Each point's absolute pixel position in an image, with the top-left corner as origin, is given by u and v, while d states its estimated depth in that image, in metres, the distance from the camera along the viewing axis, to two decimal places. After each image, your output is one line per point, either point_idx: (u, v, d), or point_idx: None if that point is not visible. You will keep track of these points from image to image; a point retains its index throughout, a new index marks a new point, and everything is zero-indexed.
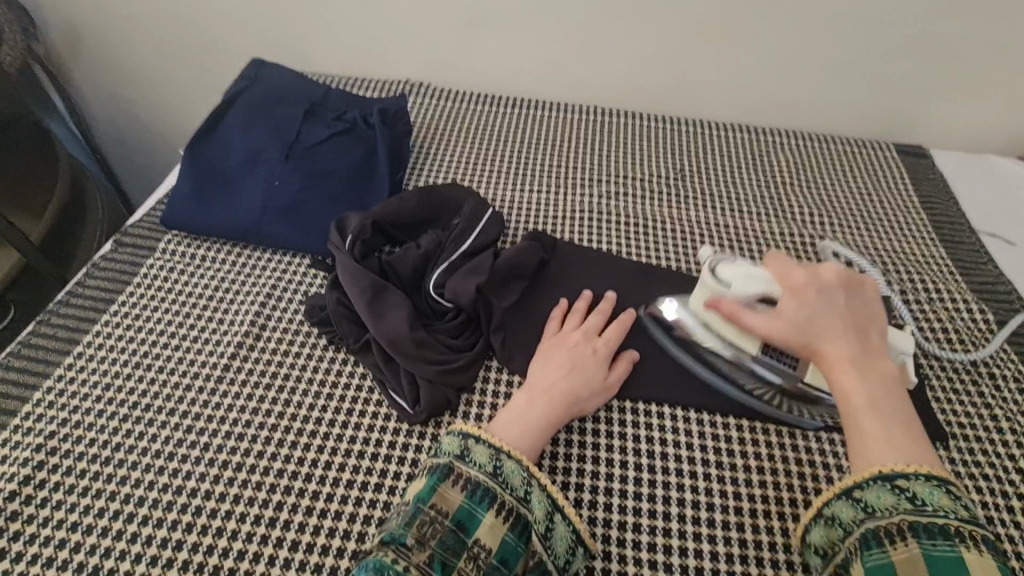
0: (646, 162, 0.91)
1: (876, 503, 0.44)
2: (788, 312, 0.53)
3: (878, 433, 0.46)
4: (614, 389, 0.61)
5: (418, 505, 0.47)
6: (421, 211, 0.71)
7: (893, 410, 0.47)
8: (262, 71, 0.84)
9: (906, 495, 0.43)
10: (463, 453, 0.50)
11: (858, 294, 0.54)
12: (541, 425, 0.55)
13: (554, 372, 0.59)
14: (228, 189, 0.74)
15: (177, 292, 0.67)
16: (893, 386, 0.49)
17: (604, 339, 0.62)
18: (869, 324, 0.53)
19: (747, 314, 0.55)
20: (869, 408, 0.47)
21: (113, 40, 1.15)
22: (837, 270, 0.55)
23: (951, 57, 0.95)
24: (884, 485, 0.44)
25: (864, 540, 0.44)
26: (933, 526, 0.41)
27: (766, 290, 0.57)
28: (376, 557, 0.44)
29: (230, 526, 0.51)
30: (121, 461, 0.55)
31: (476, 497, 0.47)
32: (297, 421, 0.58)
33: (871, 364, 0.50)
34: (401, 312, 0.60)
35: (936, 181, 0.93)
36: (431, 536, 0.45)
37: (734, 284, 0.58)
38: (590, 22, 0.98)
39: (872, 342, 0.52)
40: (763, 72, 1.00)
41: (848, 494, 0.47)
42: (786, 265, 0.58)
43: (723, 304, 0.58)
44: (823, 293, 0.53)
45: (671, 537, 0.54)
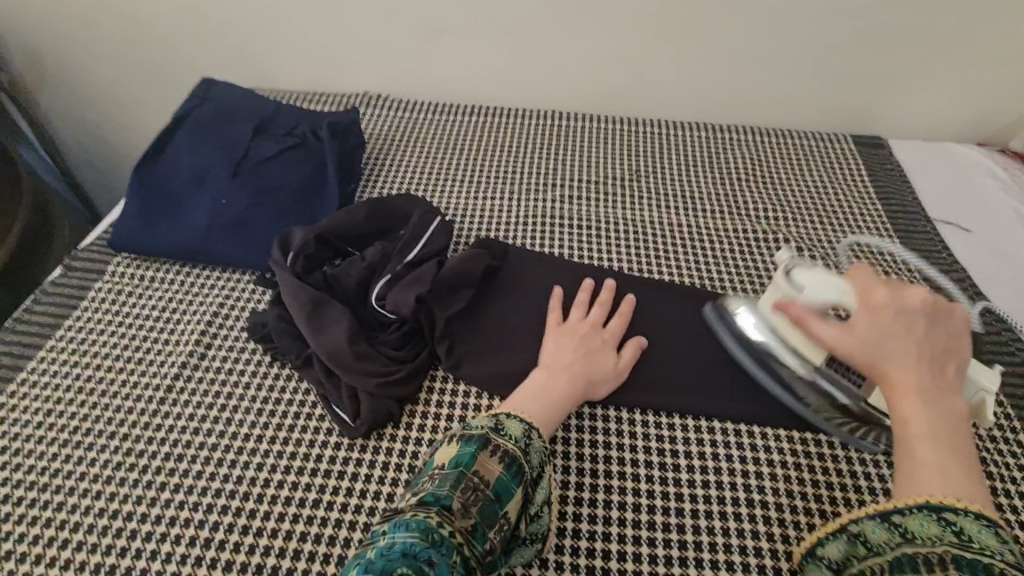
0: (606, 164, 0.91)
1: (919, 531, 0.42)
2: (861, 327, 0.53)
3: (931, 460, 0.44)
4: (623, 376, 0.62)
5: (461, 470, 0.47)
6: (368, 223, 0.71)
7: (955, 445, 0.45)
8: (212, 89, 0.84)
9: (954, 529, 0.40)
10: (496, 427, 0.51)
11: (945, 324, 0.53)
12: (560, 404, 0.56)
13: (569, 355, 0.60)
14: (176, 208, 0.74)
15: (124, 314, 0.67)
16: (959, 421, 0.47)
17: (608, 328, 0.64)
18: (949, 356, 0.51)
19: (817, 322, 0.56)
20: (926, 435, 0.46)
21: (74, 65, 1.16)
22: (924, 296, 0.54)
23: (901, 48, 0.95)
24: (930, 514, 0.42)
25: (896, 562, 0.41)
26: (975, 560, 0.38)
27: (839, 299, 0.57)
28: (417, 517, 0.43)
29: (165, 549, 0.51)
30: (58, 487, 0.54)
31: (512, 470, 0.48)
32: (238, 439, 0.57)
33: (939, 396, 0.48)
34: (343, 325, 0.60)
35: (893, 172, 0.92)
36: (473, 502, 0.45)
37: (808, 289, 0.59)
38: (544, 27, 0.98)
39: (946, 375, 0.50)
40: (717, 70, 1.01)
41: (887, 518, 0.44)
42: (868, 280, 0.57)
43: (791, 308, 0.59)
44: (903, 316, 0.53)
45: (611, 541, 0.54)
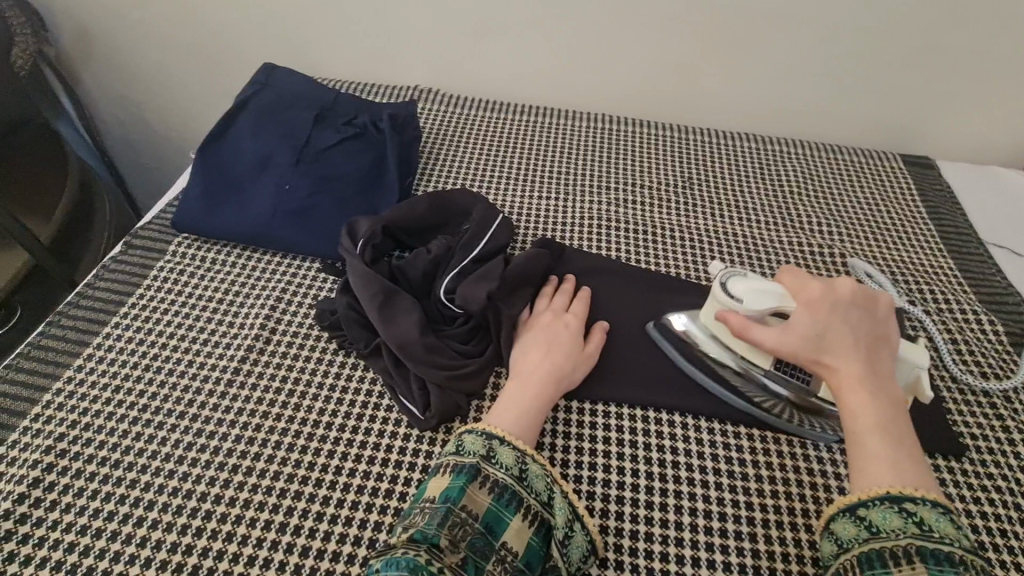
0: (656, 170, 0.92)
1: (883, 524, 0.46)
2: (804, 325, 0.54)
3: (882, 454, 0.48)
4: (592, 361, 0.63)
5: (449, 506, 0.48)
6: (431, 216, 0.71)
7: (897, 432, 0.50)
8: (273, 75, 0.84)
9: (914, 521, 0.45)
10: (488, 454, 0.51)
11: (872, 311, 0.56)
12: (528, 406, 0.56)
13: (535, 355, 0.60)
14: (239, 192, 0.74)
15: (188, 295, 0.67)
16: (897, 407, 0.51)
17: (573, 313, 0.65)
18: (881, 344, 0.54)
19: (759, 330, 0.56)
20: (874, 429, 0.50)
21: (120, 44, 1.15)
22: (853, 287, 0.56)
23: (959, 69, 0.95)
24: (892, 507, 0.46)
25: (865, 557, 0.46)
26: (939, 552, 0.44)
27: (780, 305, 0.56)
28: (407, 555, 0.44)
29: (241, 531, 0.51)
30: (130, 464, 0.54)
31: (503, 500, 0.49)
32: (307, 425, 0.58)
33: (878, 387, 0.52)
34: (413, 317, 0.60)
35: (943, 192, 0.93)
36: (462, 538, 0.47)
37: (748, 300, 0.57)
38: (600, 29, 0.98)
39: (880, 363, 0.53)
40: (770, 82, 1.01)
41: (853, 512, 0.48)
42: (799, 280, 0.58)
43: (731, 319, 0.57)
44: (837, 309, 0.55)
45: (683, 546, 0.54)
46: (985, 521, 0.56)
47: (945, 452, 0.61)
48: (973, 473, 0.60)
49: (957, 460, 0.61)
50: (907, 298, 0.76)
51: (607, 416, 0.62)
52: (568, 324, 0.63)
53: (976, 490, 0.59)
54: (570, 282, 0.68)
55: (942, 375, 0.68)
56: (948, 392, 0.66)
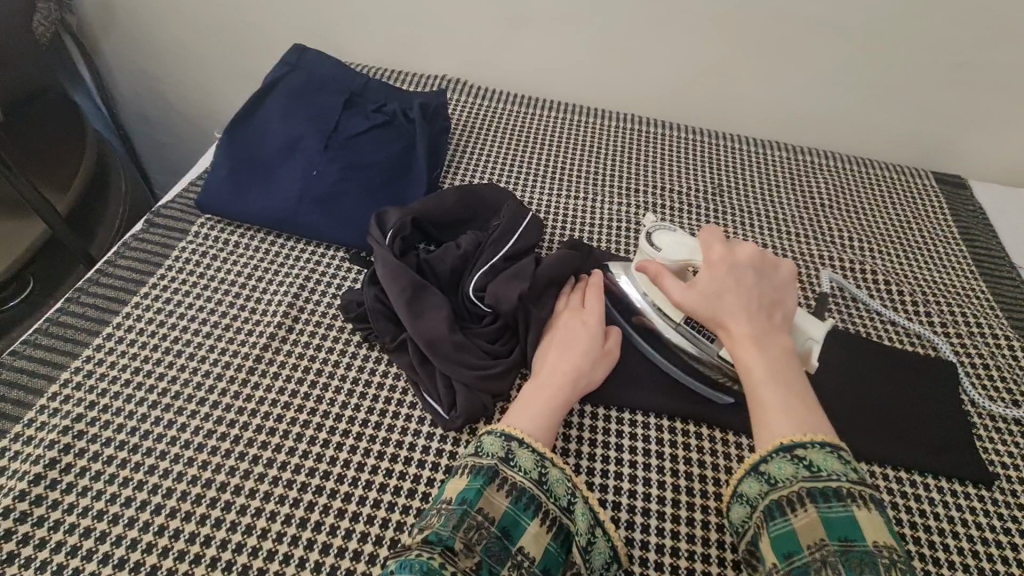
0: (684, 173, 0.90)
1: (779, 475, 0.46)
2: (701, 286, 0.55)
3: (776, 405, 0.49)
4: (613, 356, 0.61)
5: (465, 508, 0.46)
6: (460, 211, 0.69)
7: (790, 385, 0.51)
8: (302, 57, 0.82)
9: (804, 465, 0.46)
10: (507, 456, 0.49)
11: (769, 274, 0.57)
12: (539, 405, 0.54)
13: (552, 357, 0.58)
14: (265, 175, 0.73)
15: (210, 278, 0.66)
16: (790, 360, 0.52)
17: (589, 309, 0.62)
18: (775, 305, 0.55)
19: (669, 280, 0.57)
20: (766, 381, 0.50)
21: (142, 16, 1.13)
22: (752, 251, 0.57)
23: (1000, 87, 0.93)
24: (787, 457, 0.47)
25: (768, 510, 0.46)
26: (826, 489, 0.44)
27: (688, 258, 0.59)
28: (420, 558, 0.42)
29: (260, 524, 0.50)
30: (148, 450, 0.53)
31: (521, 504, 0.47)
32: (329, 418, 0.56)
33: (770, 340, 0.53)
34: (442, 314, 0.59)
35: (975, 213, 0.91)
36: (477, 542, 0.44)
37: (664, 249, 0.60)
38: (637, 29, 0.96)
39: (774, 321, 0.54)
40: (805, 90, 0.98)
41: (754, 469, 0.48)
42: (713, 237, 0.58)
43: (649, 265, 0.59)
44: (736, 269, 0.55)
45: (709, 563, 0.52)
46: (1015, 553, 0.55)
47: (975, 480, 0.60)
48: (1003, 502, 0.59)
49: (987, 488, 0.60)
50: (937, 320, 0.74)
51: (633, 424, 0.61)
52: (585, 320, 0.61)
53: (1006, 520, 0.58)
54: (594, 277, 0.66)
55: (976, 408, 0.66)
56: (982, 425, 0.65)
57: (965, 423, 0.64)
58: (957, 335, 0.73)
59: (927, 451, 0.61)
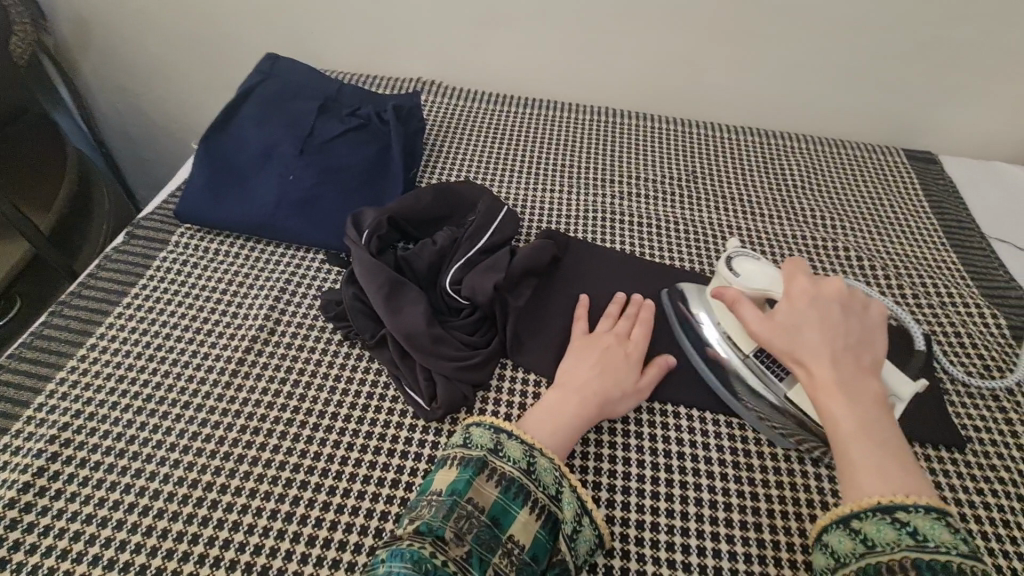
0: (659, 163, 0.91)
1: (878, 539, 0.44)
2: (780, 317, 0.54)
3: (870, 463, 0.47)
4: (644, 394, 0.60)
5: (455, 498, 0.47)
6: (436, 208, 0.71)
7: (879, 434, 0.48)
8: (276, 65, 0.83)
9: (909, 531, 0.43)
10: (496, 447, 0.50)
11: (857, 311, 0.54)
12: (571, 429, 0.55)
13: (585, 372, 0.59)
14: (243, 183, 0.74)
15: (191, 285, 0.67)
16: (879, 407, 0.50)
17: (635, 342, 0.62)
18: (864, 346, 0.53)
19: (746, 308, 0.56)
20: (859, 436, 0.48)
21: (120, 35, 1.14)
22: (839, 286, 0.54)
23: (963, 61, 0.95)
24: (885, 519, 0.44)
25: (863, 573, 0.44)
26: (935, 563, 0.41)
27: (768, 289, 0.58)
28: (411, 547, 0.43)
29: (246, 521, 0.50)
30: (135, 454, 0.54)
31: (510, 493, 0.48)
32: (312, 415, 0.57)
33: (858, 385, 0.50)
34: (420, 308, 0.60)
35: (946, 187, 0.93)
36: (467, 531, 0.46)
37: (743, 276, 0.59)
38: (609, 24, 0.97)
39: (864, 363, 0.52)
40: (775, 73, 1.00)
41: (847, 524, 0.46)
42: (794, 272, 0.57)
43: (726, 291, 0.58)
44: (820, 301, 0.54)
45: (688, 536, 0.54)
46: (987, 512, 0.57)
47: (949, 445, 0.61)
48: (976, 464, 0.60)
49: (960, 452, 0.61)
50: (910, 293, 0.76)
51: None
52: (628, 352, 0.61)
53: (979, 481, 0.59)
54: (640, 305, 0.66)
55: (951, 381, 0.67)
56: (953, 391, 0.66)
57: (938, 392, 0.65)
58: (929, 306, 0.74)
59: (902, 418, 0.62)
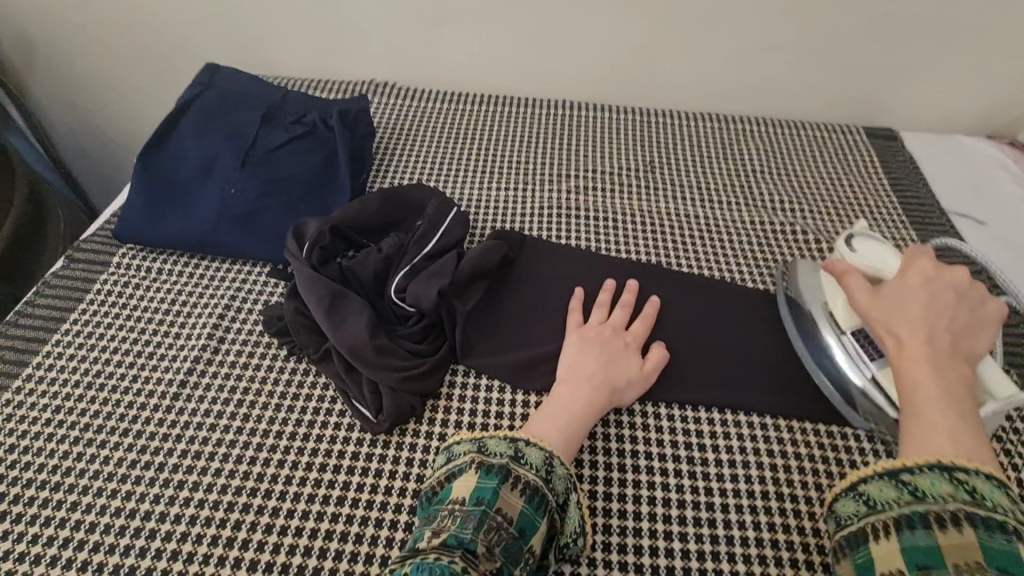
0: (618, 153, 0.90)
1: (931, 490, 0.42)
2: (888, 292, 0.56)
3: (941, 423, 0.47)
4: (650, 379, 0.60)
5: (484, 508, 0.45)
6: (382, 215, 0.69)
7: (961, 410, 0.48)
8: (217, 76, 0.81)
9: (966, 488, 0.42)
10: (516, 455, 0.49)
11: (971, 304, 0.56)
12: (582, 409, 0.55)
13: (592, 363, 0.58)
14: (184, 199, 0.72)
15: (133, 307, 0.65)
16: (968, 392, 0.49)
17: (633, 332, 0.62)
18: (967, 338, 0.53)
19: (854, 281, 0.59)
20: (938, 400, 0.48)
21: (66, 52, 1.11)
22: (965, 278, 0.56)
23: (917, 36, 0.94)
24: (943, 475, 0.43)
25: (906, 519, 0.42)
26: (992, 519, 0.39)
27: (880, 270, 0.60)
28: (440, 561, 0.41)
29: (187, 549, 0.49)
30: (71, 486, 0.52)
31: (534, 504, 0.47)
32: (256, 435, 0.56)
33: (954, 367, 0.51)
34: (363, 318, 0.59)
35: (906, 163, 0.92)
36: (496, 544, 0.44)
37: (860, 253, 0.63)
38: (560, 15, 0.96)
39: (963, 353, 0.52)
40: (732, 56, 0.99)
41: (894, 476, 0.44)
42: (915, 257, 0.59)
43: (838, 265, 0.61)
44: (933, 289, 0.56)
45: (641, 537, 0.52)
46: None
47: None
48: None
49: None
50: None
51: None
52: (628, 341, 0.61)
53: None
54: (632, 293, 0.66)
55: None
56: None
57: None
58: None
59: None
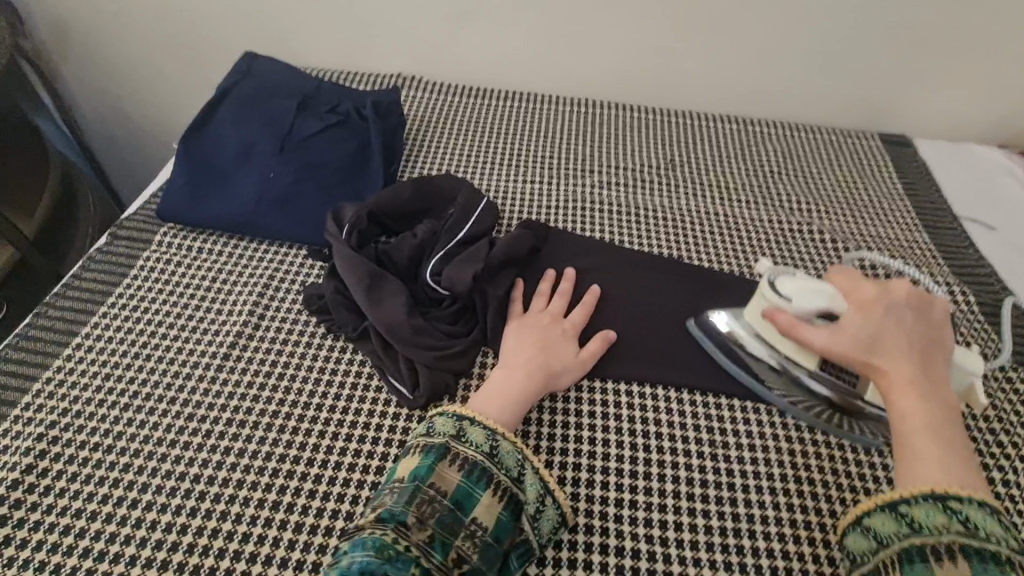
0: (640, 152, 0.93)
1: (926, 522, 0.45)
2: (852, 326, 0.54)
3: (932, 453, 0.48)
4: (587, 364, 0.62)
5: (417, 484, 0.49)
6: (415, 202, 0.71)
7: (946, 433, 0.49)
8: (254, 64, 0.84)
9: (960, 519, 0.44)
10: (458, 434, 0.52)
11: (925, 311, 0.56)
12: (523, 397, 0.57)
13: (528, 349, 0.60)
14: (223, 181, 0.74)
15: (175, 283, 0.68)
16: (947, 409, 0.51)
17: (571, 321, 0.65)
18: (934, 347, 0.54)
19: (805, 330, 0.55)
20: (925, 431, 0.49)
21: (100, 37, 1.14)
22: (908, 288, 0.56)
23: (933, 46, 0.97)
24: (937, 505, 0.45)
25: (905, 552, 0.44)
26: (985, 550, 0.42)
27: (829, 305, 0.56)
28: (373, 535, 0.45)
29: (235, 510, 0.51)
30: (123, 449, 0.55)
31: (473, 477, 0.50)
32: (298, 406, 0.58)
33: (929, 386, 0.52)
34: (400, 298, 0.61)
35: (919, 169, 0.95)
36: (430, 515, 0.48)
37: (796, 298, 0.57)
38: (586, 14, 0.98)
39: (934, 366, 0.53)
40: (752, 60, 1.01)
41: (893, 508, 0.47)
42: (853, 280, 0.58)
43: (778, 316, 0.57)
44: (891, 310, 0.55)
45: (667, 513, 0.55)
46: None
47: None
48: None
49: None
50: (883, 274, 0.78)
51: (593, 392, 0.63)
52: (566, 330, 0.63)
53: None
54: (569, 282, 0.68)
55: None
56: None
57: None
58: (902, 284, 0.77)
59: None
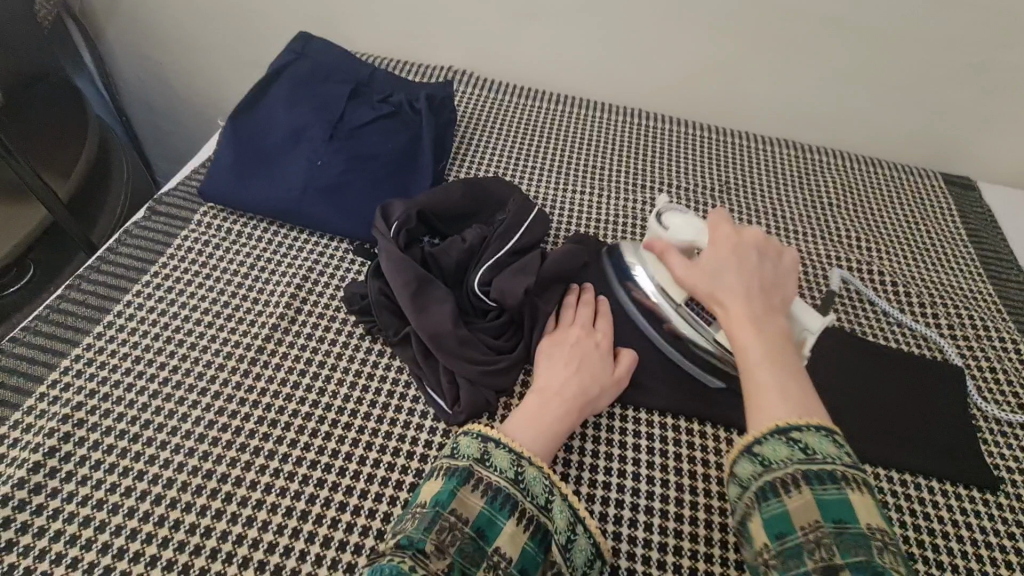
0: (692, 170, 0.89)
1: (774, 457, 0.45)
2: (705, 264, 0.56)
3: (770, 386, 0.49)
4: (623, 383, 0.59)
5: (438, 510, 0.45)
6: (465, 204, 0.68)
7: (783, 364, 0.50)
8: (308, 45, 0.80)
9: (800, 447, 0.45)
10: (483, 457, 0.48)
11: (772, 260, 0.57)
12: (559, 427, 0.53)
13: (562, 371, 0.56)
14: (269, 166, 0.72)
15: (212, 267, 0.66)
16: (784, 341, 0.52)
17: (602, 330, 0.61)
18: (776, 288, 0.56)
19: (671, 258, 0.58)
20: (764, 364, 0.50)
21: (147, 4, 1.12)
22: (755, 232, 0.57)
23: (1014, 89, 0.92)
24: (782, 439, 0.46)
25: (761, 492, 0.45)
26: (824, 473, 0.44)
27: (695, 239, 0.60)
28: (392, 562, 0.42)
29: (261, 517, 0.49)
30: (150, 439, 0.53)
31: (497, 504, 0.46)
32: (331, 410, 0.56)
33: (767, 318, 0.53)
34: (447, 307, 0.59)
35: (984, 215, 0.91)
36: (450, 543, 0.44)
37: (672, 228, 0.61)
38: (651, 23, 0.94)
39: (774, 303, 0.55)
40: (818, 85, 0.97)
41: (748, 451, 0.47)
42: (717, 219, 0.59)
43: (656, 243, 0.60)
44: (738, 249, 0.56)
45: (712, 564, 0.52)
46: (1018, 559, 0.55)
47: (980, 485, 0.60)
48: (1008, 508, 0.59)
49: (993, 494, 0.59)
50: (944, 325, 0.74)
51: (638, 423, 0.60)
52: (598, 341, 0.60)
53: (1008, 525, 0.57)
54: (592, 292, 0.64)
55: (986, 420, 0.65)
56: (988, 434, 0.64)
57: (972, 432, 0.64)
58: (964, 338, 0.73)
59: (933, 457, 0.61)
